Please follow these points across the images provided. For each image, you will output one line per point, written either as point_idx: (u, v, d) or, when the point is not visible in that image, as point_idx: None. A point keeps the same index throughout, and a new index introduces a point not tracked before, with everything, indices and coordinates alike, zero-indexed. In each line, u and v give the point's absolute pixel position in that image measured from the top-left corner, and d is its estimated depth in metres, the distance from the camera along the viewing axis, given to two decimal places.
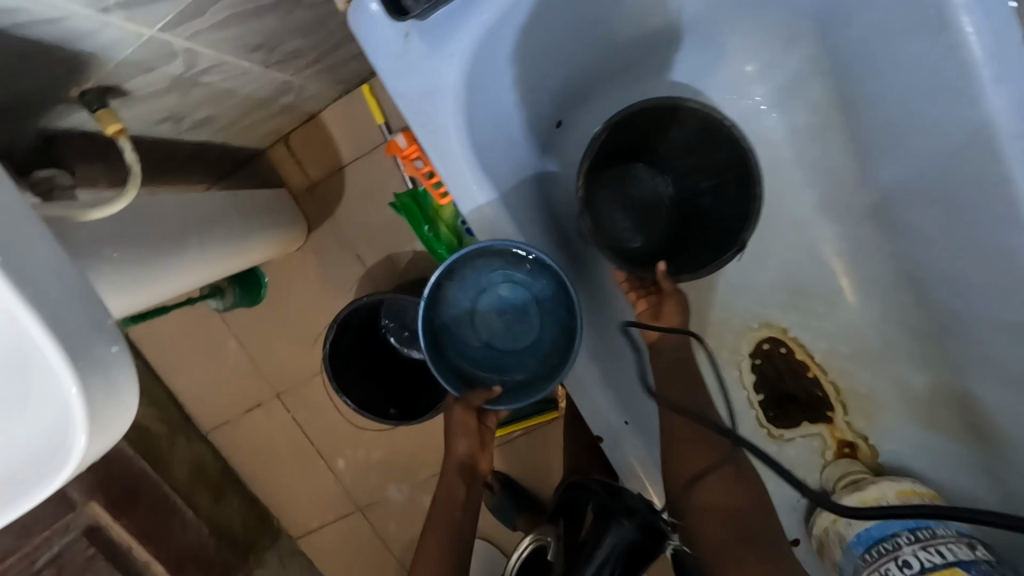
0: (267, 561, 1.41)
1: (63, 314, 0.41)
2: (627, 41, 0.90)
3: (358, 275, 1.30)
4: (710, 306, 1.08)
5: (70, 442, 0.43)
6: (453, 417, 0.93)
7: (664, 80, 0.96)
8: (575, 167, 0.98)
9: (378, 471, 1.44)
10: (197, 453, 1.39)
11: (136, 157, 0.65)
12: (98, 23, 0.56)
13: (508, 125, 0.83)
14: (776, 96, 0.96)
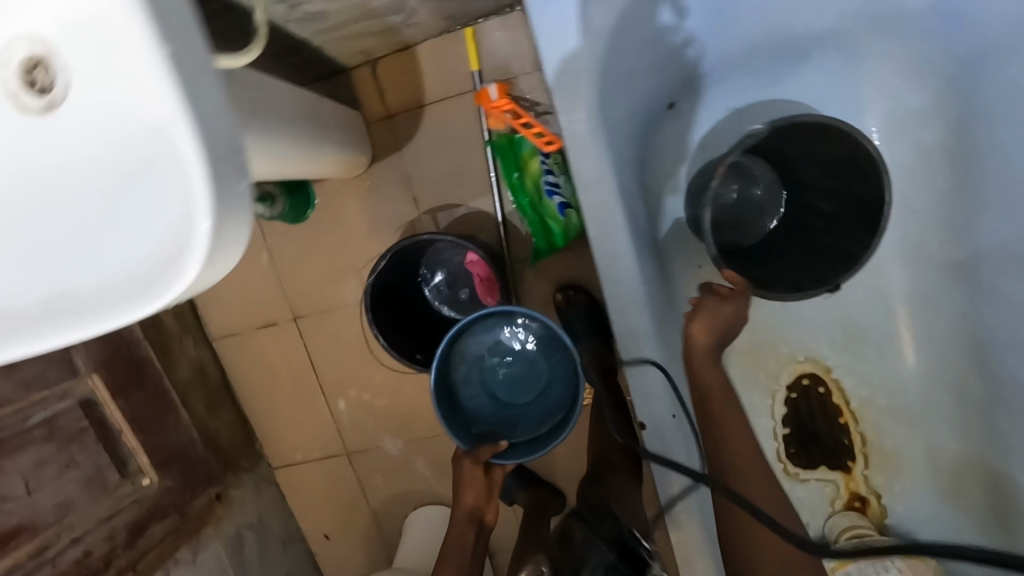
0: (243, 482, 1.38)
1: (213, 132, 0.40)
2: (758, 40, 0.90)
3: (409, 218, 1.27)
4: (762, 327, 1.06)
5: (186, 257, 0.41)
6: (462, 469, 1.12)
7: (785, 87, 0.95)
8: (671, 154, 0.97)
9: (375, 419, 1.41)
10: (199, 356, 1.35)
11: (265, 17, 0.60)
12: None
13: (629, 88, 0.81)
14: (891, 129, 0.95)
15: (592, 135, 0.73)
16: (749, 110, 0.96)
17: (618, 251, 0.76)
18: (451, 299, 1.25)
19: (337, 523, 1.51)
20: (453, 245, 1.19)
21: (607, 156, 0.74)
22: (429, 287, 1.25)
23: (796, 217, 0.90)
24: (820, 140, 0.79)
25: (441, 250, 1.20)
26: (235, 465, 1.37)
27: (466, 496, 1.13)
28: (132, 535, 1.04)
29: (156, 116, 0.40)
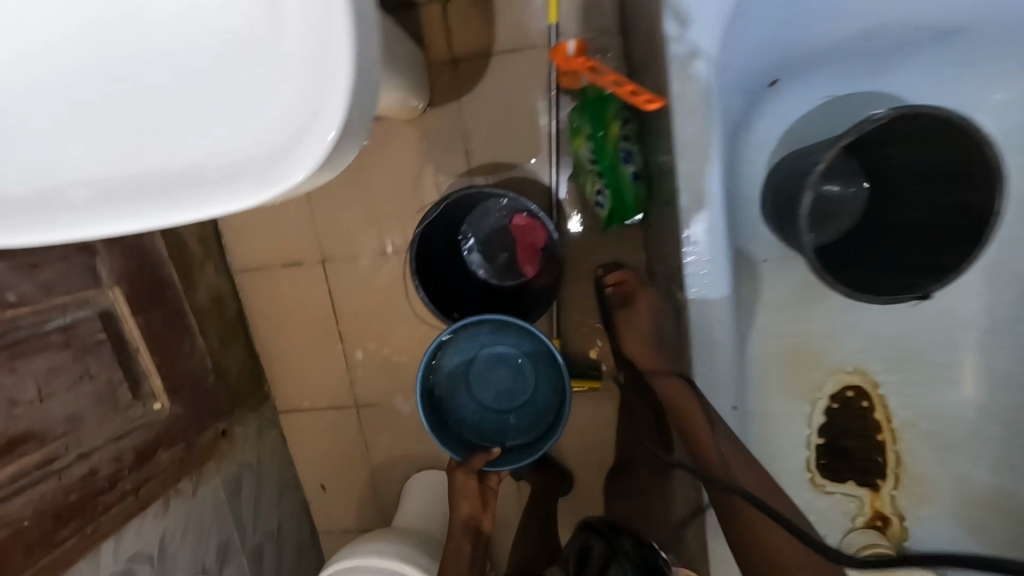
0: (248, 422, 1.33)
1: (365, 63, 0.55)
2: (875, 26, 0.86)
3: (459, 171, 1.22)
4: (817, 331, 1.01)
5: (308, 143, 0.54)
6: (455, 480, 1.11)
7: (898, 77, 0.90)
8: (762, 136, 0.93)
9: (391, 375, 1.37)
10: (218, 287, 1.30)
11: None
12: None
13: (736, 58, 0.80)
14: (1008, 141, 0.90)
15: (702, 97, 0.69)
16: (850, 100, 0.91)
17: (709, 227, 0.72)
18: (489, 261, 1.22)
19: (336, 476, 1.48)
20: (499, 205, 1.17)
21: (714, 118, 0.70)
22: (469, 245, 1.22)
23: (876, 224, 0.84)
24: (941, 143, 0.74)
25: (486, 209, 1.18)
26: (242, 403, 1.32)
27: (461, 507, 1.11)
28: (139, 458, 1.00)
29: (320, 42, 0.54)
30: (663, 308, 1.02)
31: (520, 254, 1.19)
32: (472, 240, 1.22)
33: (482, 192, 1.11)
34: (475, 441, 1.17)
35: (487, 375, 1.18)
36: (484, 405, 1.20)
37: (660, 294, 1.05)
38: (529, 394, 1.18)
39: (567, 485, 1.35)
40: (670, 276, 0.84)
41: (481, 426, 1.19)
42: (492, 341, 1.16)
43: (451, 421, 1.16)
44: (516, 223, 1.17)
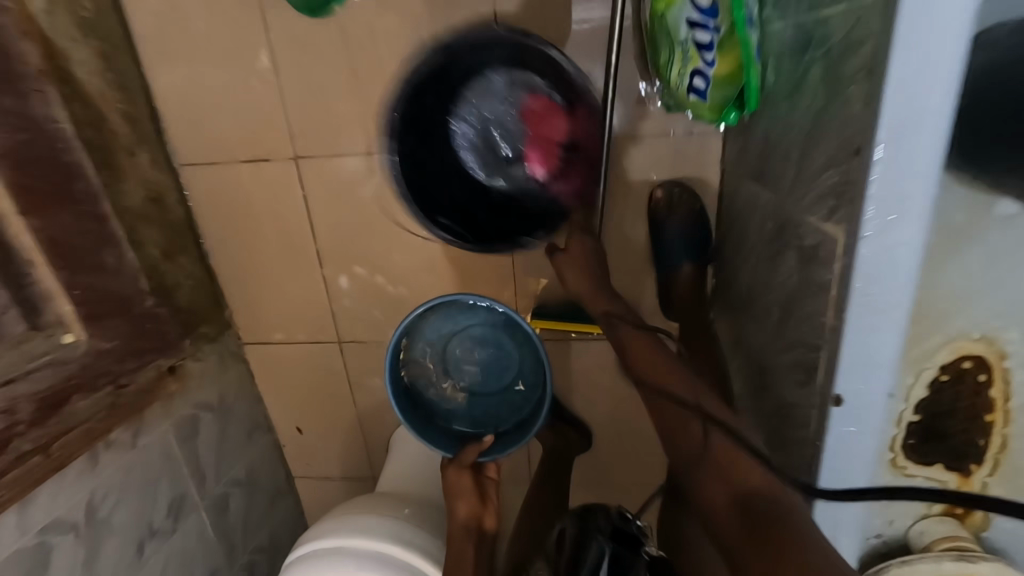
0: (205, 355, 1.08)
1: None
2: None
3: None
4: (949, 285, 0.77)
5: None
6: (450, 478, 0.93)
7: None
8: None
9: (383, 307, 1.13)
10: (157, 184, 0.99)
11: None
12: None
13: None
14: None
15: None
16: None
17: (928, 113, 0.43)
18: (488, 161, 0.92)
19: (315, 418, 1.27)
20: (512, 82, 0.85)
21: None
22: (462, 134, 0.90)
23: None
24: None
25: (494, 89, 0.86)
26: (195, 332, 1.06)
27: (457, 508, 0.92)
28: (47, 407, 0.75)
29: None
30: (752, 245, 0.77)
31: (532, 150, 0.89)
32: (469, 130, 0.90)
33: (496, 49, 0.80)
34: (466, 431, 1.02)
35: (466, 358, 1.03)
36: (471, 389, 1.04)
37: (747, 225, 0.79)
38: (514, 370, 1.02)
39: (586, 442, 1.16)
40: (804, 201, 0.58)
41: (471, 412, 1.03)
42: (466, 319, 1.01)
43: (435, 415, 1.02)
44: (532, 110, 0.86)
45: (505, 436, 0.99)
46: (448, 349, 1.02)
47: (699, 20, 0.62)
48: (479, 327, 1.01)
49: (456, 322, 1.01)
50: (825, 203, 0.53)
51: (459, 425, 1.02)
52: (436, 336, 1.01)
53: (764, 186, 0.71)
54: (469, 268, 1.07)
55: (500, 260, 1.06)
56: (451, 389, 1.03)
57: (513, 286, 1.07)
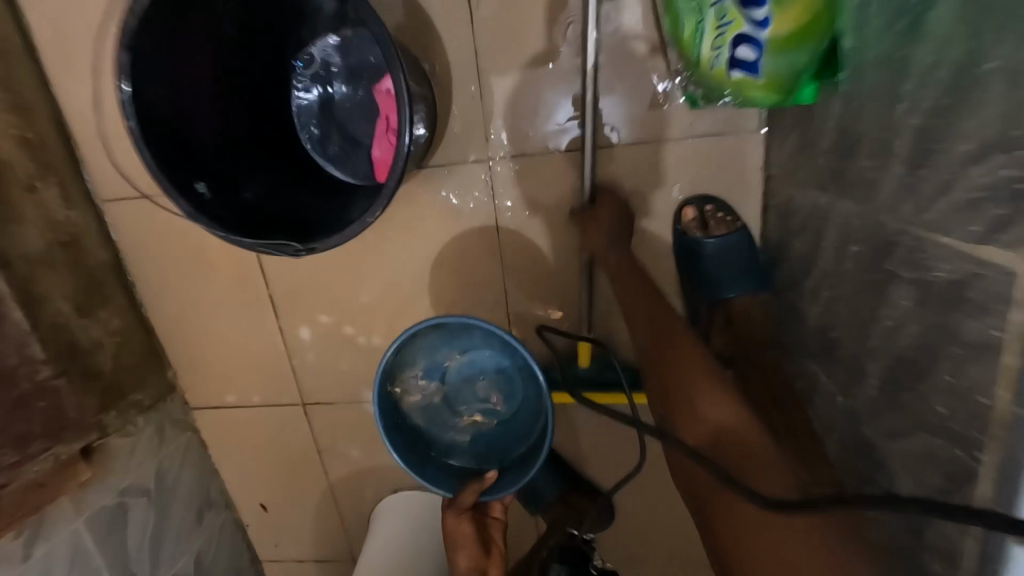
0: (137, 427, 0.89)
1: None
2: None
3: (456, 37, 0.73)
4: None
5: None
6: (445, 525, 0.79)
7: None
8: None
9: (353, 360, 0.93)
10: (70, 224, 0.82)
11: None
12: None
13: None
14: None
15: None
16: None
17: None
18: (325, 140, 0.72)
19: (280, 493, 1.06)
20: (368, 47, 0.68)
21: None
22: (307, 101, 0.72)
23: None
24: None
25: (346, 50, 0.69)
26: (122, 401, 0.87)
27: (459, 560, 0.78)
28: None
29: None
30: (825, 275, 0.57)
31: (376, 138, 0.70)
32: (319, 94, 0.71)
33: None
34: (468, 466, 0.82)
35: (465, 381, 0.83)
36: (469, 416, 0.83)
37: (816, 243, 0.58)
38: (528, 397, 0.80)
39: (607, 515, 0.92)
40: (929, 214, 0.38)
41: (478, 448, 0.83)
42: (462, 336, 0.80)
43: (428, 447, 0.82)
44: (384, 84, 0.68)
45: (510, 472, 0.79)
46: (440, 368, 0.82)
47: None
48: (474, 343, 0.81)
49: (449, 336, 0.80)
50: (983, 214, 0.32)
51: (455, 458, 0.83)
52: (426, 354, 0.81)
53: (842, 197, 0.51)
54: (456, 311, 0.87)
55: (492, 300, 0.86)
56: (446, 416, 0.83)
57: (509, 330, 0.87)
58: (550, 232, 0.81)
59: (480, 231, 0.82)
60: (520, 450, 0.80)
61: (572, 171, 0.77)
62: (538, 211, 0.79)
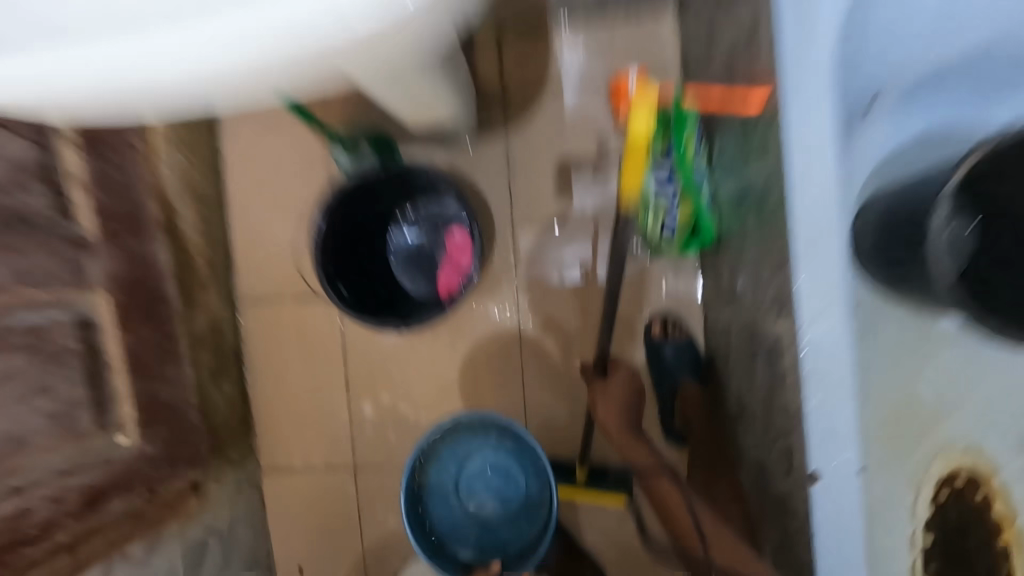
0: (226, 477, 1.12)
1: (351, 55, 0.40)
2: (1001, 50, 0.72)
3: (500, 206, 1.13)
4: (930, 390, 0.83)
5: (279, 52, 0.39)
6: None
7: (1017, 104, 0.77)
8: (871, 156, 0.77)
9: (399, 431, 1.19)
10: (218, 315, 1.15)
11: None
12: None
13: (869, 53, 0.66)
14: None
15: (832, 93, 0.57)
16: (953, 138, 0.79)
17: (828, 231, 0.58)
18: (407, 265, 1.09)
19: (318, 556, 1.23)
20: (445, 213, 1.06)
21: (838, 110, 0.57)
22: (395, 241, 1.09)
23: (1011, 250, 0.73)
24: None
25: (420, 212, 1.07)
26: (222, 453, 1.12)
27: None
28: (91, 503, 0.80)
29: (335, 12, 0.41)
30: (734, 360, 0.88)
31: (444, 268, 1.06)
32: (405, 239, 1.09)
33: (412, 179, 1.01)
34: (473, 556, 1.04)
35: (475, 483, 1.06)
36: (476, 511, 1.06)
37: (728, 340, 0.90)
38: (522, 493, 1.05)
39: None
40: (763, 309, 0.71)
41: (472, 531, 1.06)
42: (477, 446, 1.04)
43: (441, 538, 1.04)
44: (454, 237, 1.06)
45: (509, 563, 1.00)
46: (453, 472, 1.06)
47: (662, 182, 0.86)
48: (484, 452, 1.05)
49: (463, 446, 1.04)
50: (775, 305, 0.66)
51: (463, 548, 1.04)
52: (444, 461, 1.04)
53: (734, 308, 0.84)
54: (484, 394, 1.16)
55: (512, 386, 1.15)
56: (456, 509, 1.06)
57: (524, 409, 1.15)
58: (556, 336, 1.13)
59: (505, 333, 1.15)
60: (519, 542, 1.04)
61: (573, 293, 1.13)
62: (548, 321, 1.13)
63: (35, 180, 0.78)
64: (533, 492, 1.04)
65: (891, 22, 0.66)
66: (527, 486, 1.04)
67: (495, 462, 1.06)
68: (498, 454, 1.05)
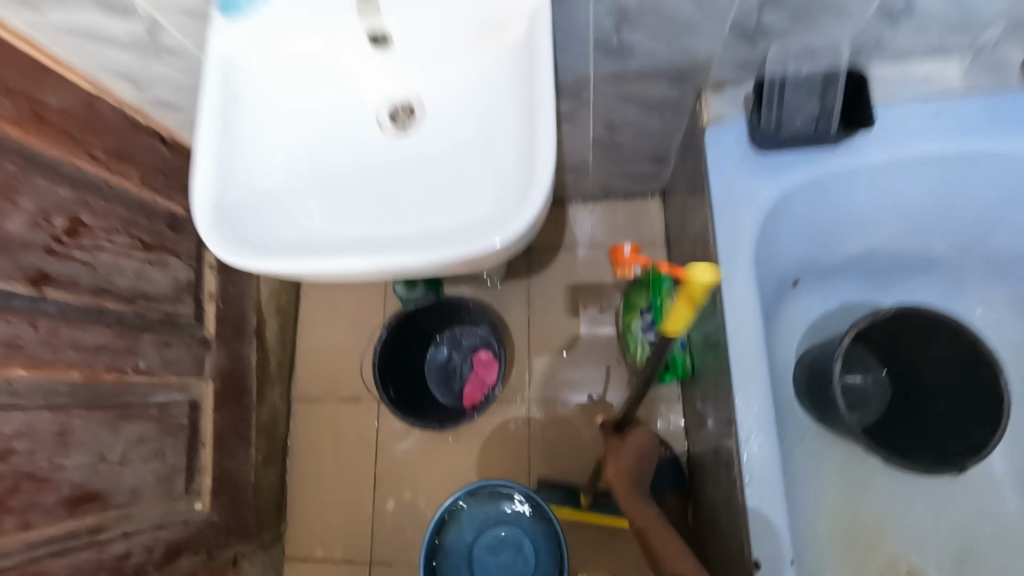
0: (259, 559, 1.24)
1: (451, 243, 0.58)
2: (883, 255, 1.00)
3: (519, 334, 1.40)
4: (869, 513, 1.00)
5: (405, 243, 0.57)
6: None
7: (903, 292, 1.04)
8: (791, 322, 1.05)
9: (417, 528, 1.33)
10: (277, 409, 1.37)
11: (505, 154, 0.61)
12: (501, 133, 0.63)
13: (782, 252, 0.96)
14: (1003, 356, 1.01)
15: (750, 282, 0.85)
16: (870, 307, 1.05)
17: (754, 373, 0.82)
18: (441, 378, 1.33)
19: None
20: (474, 335, 1.33)
21: (754, 292, 0.85)
22: (432, 357, 1.34)
23: (913, 398, 0.95)
24: (932, 343, 0.90)
25: (454, 334, 1.34)
26: (260, 535, 1.25)
27: None
28: (167, 558, 0.95)
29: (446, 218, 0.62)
30: (707, 477, 1.05)
31: (471, 381, 1.30)
32: (440, 355, 1.34)
33: (452, 309, 1.30)
34: None
35: (489, 551, 1.22)
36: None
37: (703, 458, 1.09)
38: (532, 560, 1.21)
39: None
40: (722, 430, 0.92)
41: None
42: (491, 513, 1.23)
43: None
44: (480, 355, 1.32)
45: None
46: (470, 538, 1.22)
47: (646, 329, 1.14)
48: (498, 520, 1.23)
49: (479, 514, 1.22)
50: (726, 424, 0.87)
51: None
52: (460, 527, 1.21)
53: (705, 429, 1.05)
54: None
55: None
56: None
57: None
58: (560, 448, 1.32)
59: (517, 443, 1.34)
60: None
61: (576, 412, 1.34)
62: (554, 434, 1.33)
63: (188, 294, 1.07)
64: (542, 558, 1.20)
65: (798, 235, 0.95)
66: (537, 553, 1.21)
67: (507, 530, 1.23)
68: (510, 523, 1.23)
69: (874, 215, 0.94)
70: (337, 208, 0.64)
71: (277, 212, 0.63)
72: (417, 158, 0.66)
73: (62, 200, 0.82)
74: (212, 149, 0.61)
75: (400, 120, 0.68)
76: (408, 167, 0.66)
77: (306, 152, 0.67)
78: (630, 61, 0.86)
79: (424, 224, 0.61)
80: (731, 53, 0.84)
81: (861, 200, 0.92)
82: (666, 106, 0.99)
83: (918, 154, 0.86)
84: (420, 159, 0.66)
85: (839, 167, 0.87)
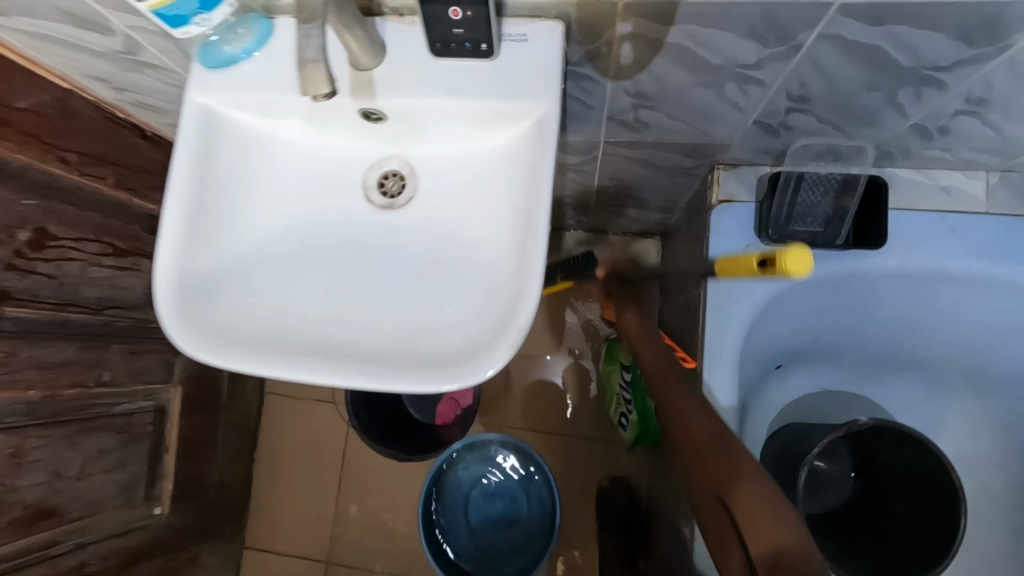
0: (219, 550, 1.27)
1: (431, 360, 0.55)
2: (871, 350, 0.99)
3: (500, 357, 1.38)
4: None
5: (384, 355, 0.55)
6: None
7: (885, 385, 1.03)
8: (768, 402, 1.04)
9: (376, 536, 1.35)
10: (249, 404, 1.36)
11: (498, 263, 0.58)
12: (495, 237, 0.59)
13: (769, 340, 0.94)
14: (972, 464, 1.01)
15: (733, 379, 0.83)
16: (849, 396, 1.04)
17: None
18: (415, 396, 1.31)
19: None
20: None
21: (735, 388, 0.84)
22: None
23: (874, 496, 0.96)
24: (898, 451, 0.92)
25: None
26: (222, 528, 1.27)
27: None
28: (124, 563, 0.97)
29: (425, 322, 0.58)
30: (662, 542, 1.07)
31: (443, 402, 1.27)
32: None
33: None
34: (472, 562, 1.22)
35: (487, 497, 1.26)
36: (485, 515, 1.25)
37: (664, 517, 1.11)
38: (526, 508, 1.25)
39: None
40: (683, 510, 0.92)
41: (471, 543, 1.24)
42: (491, 461, 1.26)
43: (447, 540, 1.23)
44: None
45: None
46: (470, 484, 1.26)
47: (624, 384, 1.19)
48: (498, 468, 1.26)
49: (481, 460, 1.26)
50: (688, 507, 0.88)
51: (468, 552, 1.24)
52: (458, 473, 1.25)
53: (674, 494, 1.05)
54: None
55: None
56: (463, 522, 1.25)
57: None
58: None
59: None
60: (516, 560, 1.22)
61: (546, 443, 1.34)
62: None
63: None
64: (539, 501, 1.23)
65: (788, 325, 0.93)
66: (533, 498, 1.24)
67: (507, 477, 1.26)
68: (509, 471, 1.26)
69: (869, 315, 0.92)
70: (309, 291, 0.60)
71: (249, 289, 0.60)
72: (403, 239, 0.62)
73: (25, 211, 0.77)
74: (181, 220, 0.56)
75: (393, 192, 0.63)
76: (393, 252, 0.61)
77: (286, 220, 0.63)
78: (646, 133, 0.80)
79: (408, 326, 0.58)
80: (751, 141, 0.79)
81: (858, 300, 0.90)
82: (678, 172, 0.94)
83: (924, 269, 0.83)
84: (406, 243, 0.62)
85: (843, 270, 0.84)
